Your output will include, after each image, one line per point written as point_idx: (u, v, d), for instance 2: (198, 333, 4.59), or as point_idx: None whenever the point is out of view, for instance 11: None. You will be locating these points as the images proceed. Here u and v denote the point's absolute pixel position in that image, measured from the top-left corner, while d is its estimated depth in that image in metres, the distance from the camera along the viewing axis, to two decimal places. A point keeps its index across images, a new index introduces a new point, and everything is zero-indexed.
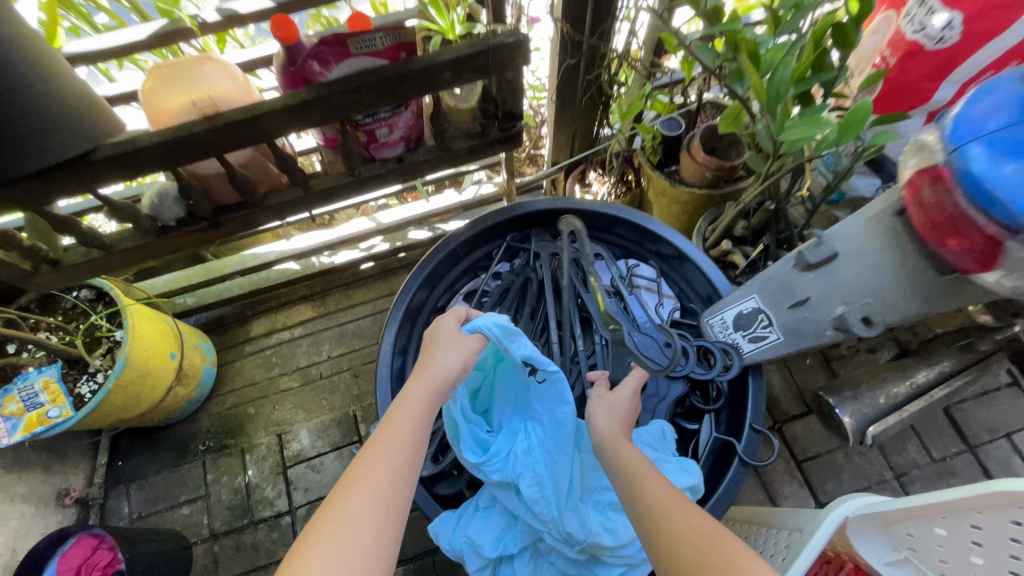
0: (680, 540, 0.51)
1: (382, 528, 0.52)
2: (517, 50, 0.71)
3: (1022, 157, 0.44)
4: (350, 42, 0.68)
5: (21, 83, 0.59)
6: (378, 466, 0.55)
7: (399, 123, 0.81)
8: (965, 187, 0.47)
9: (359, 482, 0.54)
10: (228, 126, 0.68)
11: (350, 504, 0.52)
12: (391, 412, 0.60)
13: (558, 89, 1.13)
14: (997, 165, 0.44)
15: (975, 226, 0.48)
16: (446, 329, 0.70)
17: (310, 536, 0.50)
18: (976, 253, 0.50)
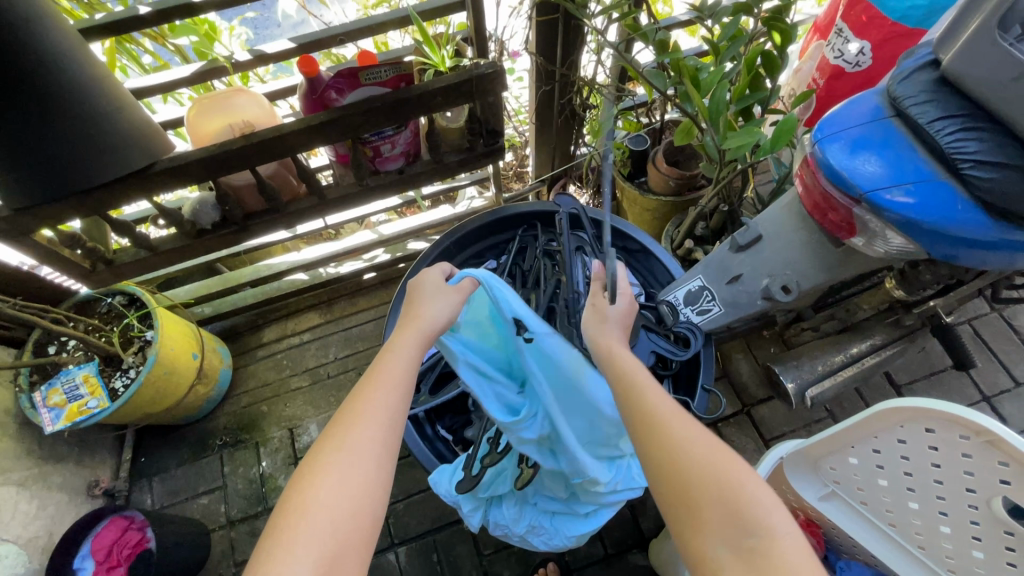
0: (677, 449, 0.55)
1: (376, 451, 0.60)
2: (496, 79, 0.87)
3: (863, 149, 0.62)
4: (361, 74, 0.85)
5: (104, 111, 0.75)
6: (370, 400, 0.63)
7: (400, 140, 0.97)
8: (825, 172, 0.64)
9: (354, 414, 0.62)
10: (261, 143, 0.83)
11: (347, 433, 0.60)
12: (381, 357, 0.69)
13: (537, 113, 1.30)
14: (846, 155, 0.62)
15: (836, 200, 0.65)
16: (430, 285, 0.80)
17: (314, 459, 0.58)
18: (842, 222, 0.67)
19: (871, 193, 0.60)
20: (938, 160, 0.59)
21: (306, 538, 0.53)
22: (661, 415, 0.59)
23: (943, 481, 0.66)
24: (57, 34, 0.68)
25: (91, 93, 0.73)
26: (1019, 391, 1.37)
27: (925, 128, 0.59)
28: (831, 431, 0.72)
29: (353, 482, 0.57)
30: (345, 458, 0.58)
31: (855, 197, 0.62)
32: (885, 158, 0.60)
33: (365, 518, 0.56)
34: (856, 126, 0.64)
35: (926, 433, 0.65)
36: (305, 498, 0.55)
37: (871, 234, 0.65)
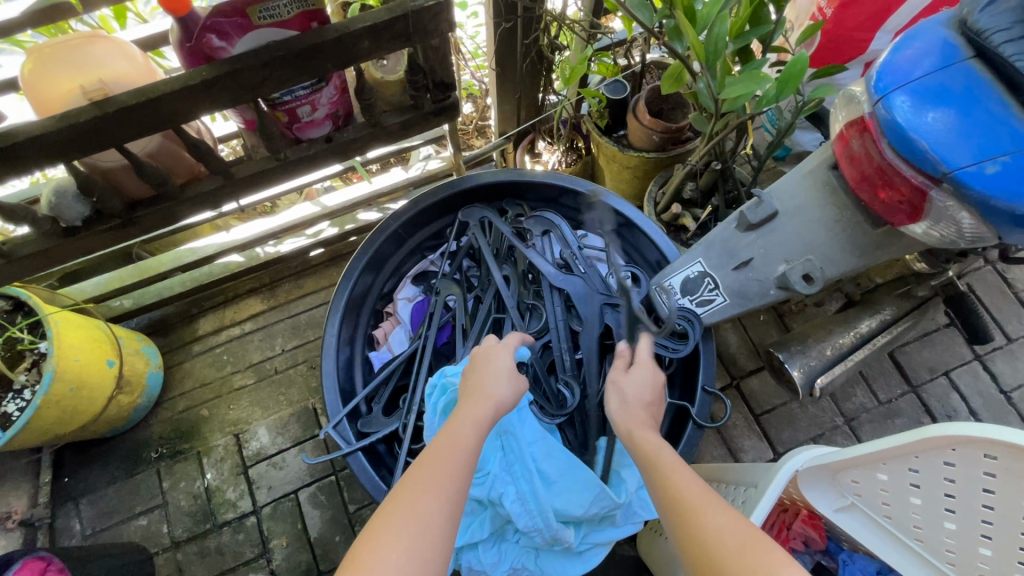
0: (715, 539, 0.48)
1: (444, 535, 0.50)
2: (441, 14, 0.66)
3: (942, 104, 0.46)
4: (252, 11, 0.62)
5: None
6: (444, 470, 0.53)
7: (322, 100, 0.76)
8: (890, 139, 0.49)
9: (423, 482, 0.52)
10: (122, 112, 0.61)
11: (413, 504, 0.50)
12: (453, 424, 0.59)
13: (497, 57, 1.08)
14: (919, 114, 0.46)
15: (903, 177, 0.50)
16: (496, 351, 0.69)
17: (381, 522, 0.49)
18: (905, 203, 0.52)
19: (960, 171, 0.44)
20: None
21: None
22: (696, 501, 0.52)
23: (993, 507, 0.56)
24: None
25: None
26: (1011, 348, 1.32)
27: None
28: (861, 450, 0.61)
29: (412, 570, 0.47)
30: (414, 528, 0.49)
31: (935, 176, 0.46)
32: (969, 118, 0.45)
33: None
34: (924, 72, 0.47)
35: (982, 458, 0.54)
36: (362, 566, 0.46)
37: (949, 223, 0.50)
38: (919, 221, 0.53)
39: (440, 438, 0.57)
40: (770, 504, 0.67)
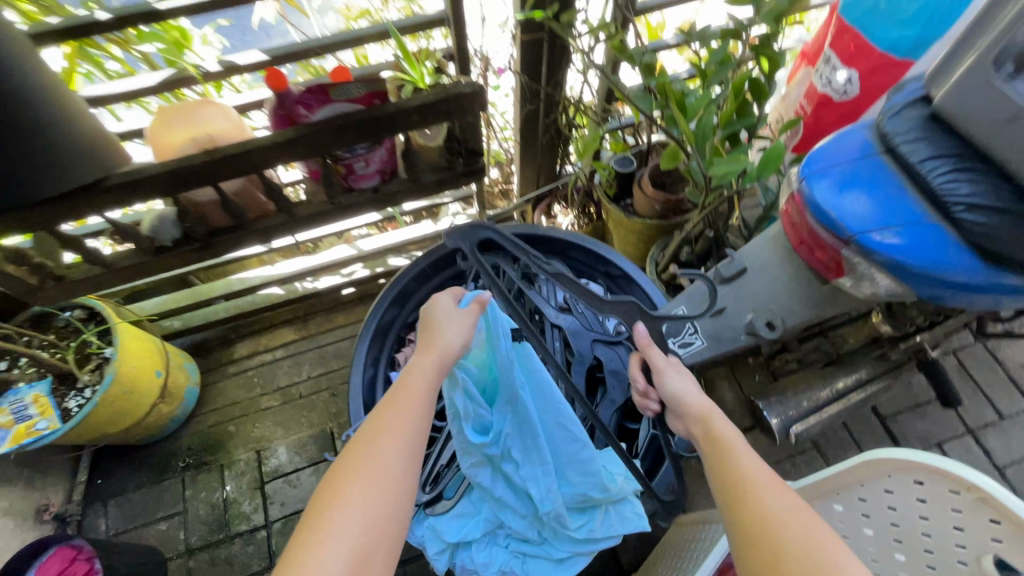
0: (778, 522, 0.53)
1: (401, 466, 0.58)
2: (476, 98, 0.84)
3: (851, 185, 0.59)
4: (331, 90, 0.80)
5: (50, 123, 0.71)
6: (402, 407, 0.63)
7: (374, 158, 0.93)
8: (812, 211, 0.61)
9: (380, 427, 0.61)
10: (223, 159, 0.79)
11: (371, 439, 0.59)
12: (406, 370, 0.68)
13: (522, 132, 1.27)
14: (833, 192, 0.59)
15: (824, 241, 0.62)
16: (447, 307, 0.76)
17: (349, 459, 0.58)
18: (828, 262, 0.64)
19: (861, 236, 0.57)
20: (930, 203, 0.57)
21: (326, 547, 0.52)
22: (760, 487, 0.56)
23: (931, 535, 0.63)
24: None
25: (32, 97, 0.68)
26: (1004, 425, 1.36)
27: (916, 167, 0.57)
28: (819, 475, 0.68)
29: (378, 496, 0.56)
30: (375, 464, 0.57)
31: (844, 239, 0.59)
32: (874, 198, 0.58)
33: (389, 532, 0.55)
34: (840, 162, 0.61)
35: (914, 484, 0.62)
36: (338, 496, 0.55)
37: (863, 276, 0.62)
38: (845, 277, 0.65)
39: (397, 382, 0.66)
40: None
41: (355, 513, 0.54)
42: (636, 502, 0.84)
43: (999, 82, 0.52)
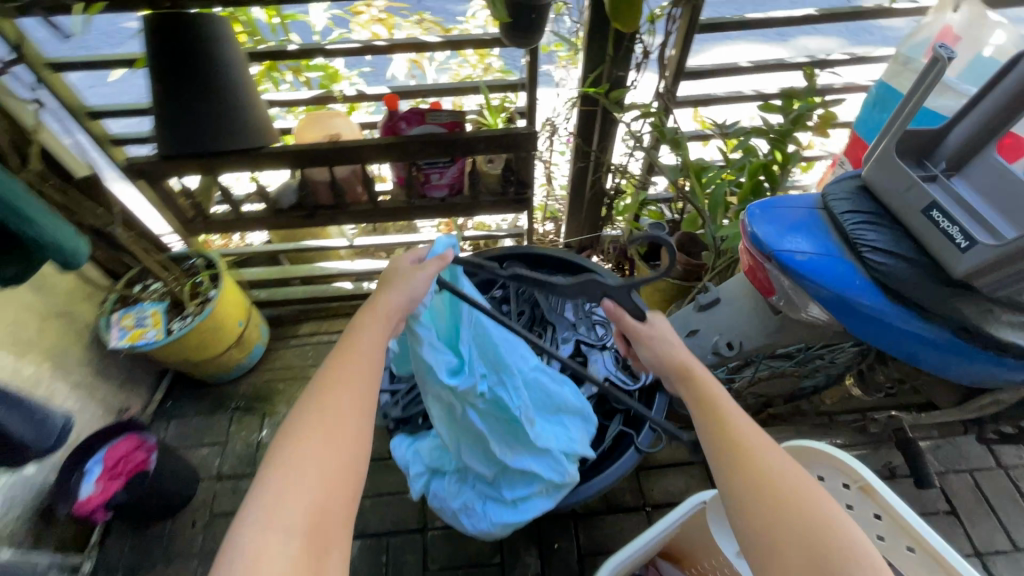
0: (774, 482, 0.55)
1: (355, 425, 0.57)
2: (530, 139, 1.10)
3: (777, 220, 0.78)
4: (427, 114, 1.11)
5: (243, 105, 1.03)
6: (349, 368, 0.60)
7: (448, 173, 1.19)
8: (747, 235, 0.79)
9: (328, 390, 0.58)
10: (342, 149, 1.08)
11: (316, 403, 0.57)
12: (355, 330, 0.65)
13: (573, 186, 1.52)
14: (763, 222, 0.78)
15: (755, 261, 0.79)
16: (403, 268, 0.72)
17: (303, 422, 0.55)
18: (761, 282, 0.80)
19: (778, 252, 0.74)
20: (846, 242, 0.74)
21: (277, 513, 0.50)
22: (756, 446, 0.57)
23: None
24: (228, 47, 0.98)
25: (235, 86, 1.01)
26: (1016, 555, 1.30)
27: (835, 216, 0.75)
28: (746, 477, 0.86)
29: (339, 459, 0.54)
30: (327, 424, 0.55)
31: (767, 254, 0.76)
32: (798, 232, 0.76)
33: (345, 487, 0.54)
34: (779, 206, 0.80)
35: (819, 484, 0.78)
36: (295, 458, 0.53)
37: (789, 293, 0.78)
38: (774, 296, 0.80)
39: (345, 344, 0.63)
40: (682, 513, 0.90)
41: (305, 478, 0.52)
42: (568, 421, 0.97)
43: (895, 155, 0.70)
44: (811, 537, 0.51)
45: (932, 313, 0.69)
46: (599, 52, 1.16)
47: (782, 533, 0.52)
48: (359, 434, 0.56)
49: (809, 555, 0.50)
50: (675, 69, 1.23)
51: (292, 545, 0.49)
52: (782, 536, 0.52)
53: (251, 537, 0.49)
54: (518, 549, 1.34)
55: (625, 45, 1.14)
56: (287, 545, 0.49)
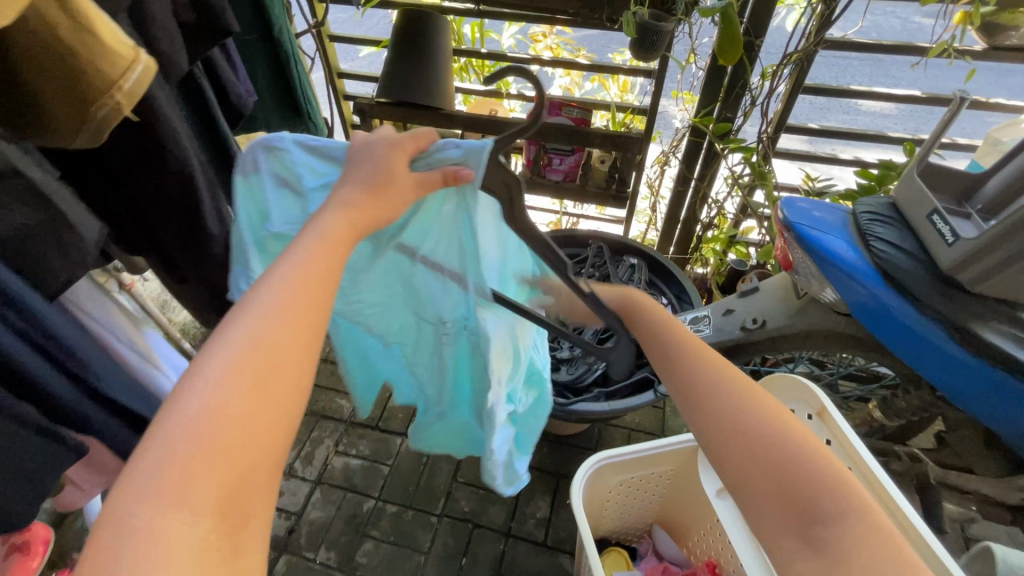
0: (737, 420, 0.52)
1: (293, 368, 0.43)
2: (638, 142, 1.39)
3: (806, 208, 0.95)
4: (564, 109, 1.46)
5: (441, 79, 1.47)
6: (289, 296, 0.45)
7: (567, 161, 1.52)
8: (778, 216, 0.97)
9: (249, 328, 0.43)
10: (496, 122, 1.46)
11: (231, 340, 0.42)
12: (296, 251, 0.49)
13: (671, 209, 1.76)
14: (794, 207, 0.95)
15: (782, 237, 0.97)
16: (373, 172, 0.56)
17: (210, 371, 0.40)
18: (783, 256, 0.99)
19: (796, 224, 0.92)
20: (861, 238, 0.90)
21: (187, 482, 0.36)
22: (727, 377, 0.55)
23: None
24: (444, 38, 1.44)
25: (439, 61, 1.45)
26: None
27: (858, 215, 0.92)
28: None
29: (267, 415, 0.40)
30: (249, 369, 0.41)
31: (788, 227, 0.94)
32: (821, 224, 0.92)
33: (270, 446, 0.40)
34: (813, 202, 0.97)
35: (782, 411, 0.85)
36: (195, 417, 0.38)
37: (804, 269, 0.95)
38: (791, 271, 0.98)
39: (277, 268, 0.47)
40: (671, 445, 1.03)
41: (223, 438, 0.38)
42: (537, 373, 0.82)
43: (916, 176, 0.87)
44: (788, 478, 0.49)
45: (923, 305, 0.83)
46: (713, 93, 1.42)
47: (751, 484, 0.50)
48: (297, 380, 0.43)
49: (796, 507, 0.48)
50: (777, 121, 1.45)
51: (201, 521, 0.35)
52: (755, 471, 0.50)
53: (151, 514, 0.34)
54: (533, 492, 1.52)
55: (736, 91, 1.39)
56: (197, 525, 0.35)
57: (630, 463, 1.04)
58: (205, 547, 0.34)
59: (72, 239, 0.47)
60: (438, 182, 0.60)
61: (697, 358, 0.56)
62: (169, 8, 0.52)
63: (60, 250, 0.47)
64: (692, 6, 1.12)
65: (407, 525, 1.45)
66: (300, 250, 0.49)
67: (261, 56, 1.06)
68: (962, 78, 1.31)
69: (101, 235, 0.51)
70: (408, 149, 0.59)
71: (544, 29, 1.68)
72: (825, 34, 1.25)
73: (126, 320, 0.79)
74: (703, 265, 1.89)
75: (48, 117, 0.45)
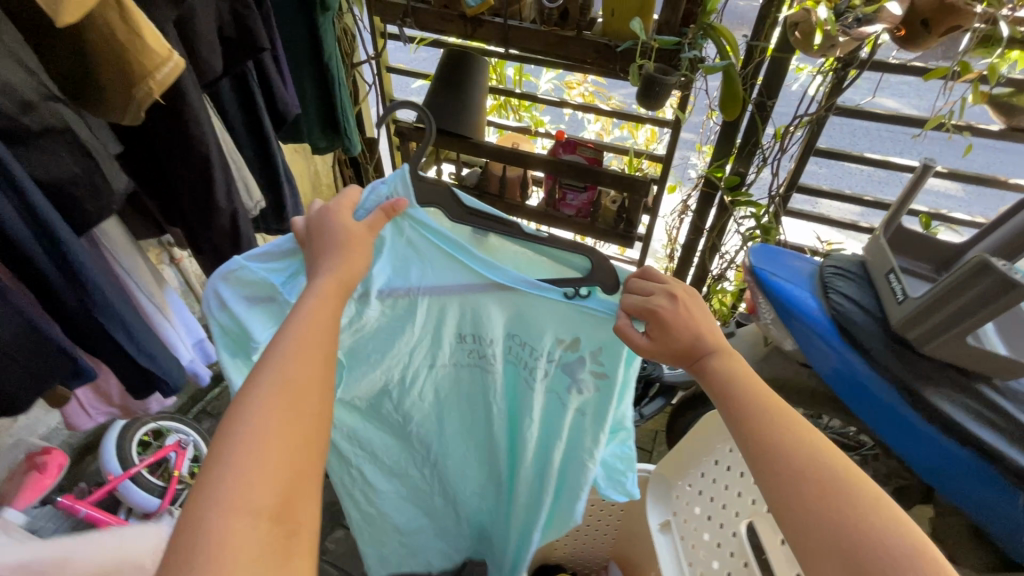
0: (799, 475, 0.50)
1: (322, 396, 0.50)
2: (644, 186, 1.46)
3: (775, 260, 0.99)
4: (579, 146, 1.56)
5: (478, 112, 1.63)
6: (300, 345, 0.51)
7: (579, 197, 1.62)
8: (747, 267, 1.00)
9: (274, 372, 0.49)
10: (518, 152, 1.57)
11: (263, 385, 0.48)
12: (298, 309, 0.54)
13: (682, 258, 1.79)
14: (763, 257, 0.99)
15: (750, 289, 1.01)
16: (328, 237, 0.60)
17: (249, 414, 0.46)
18: (751, 304, 1.03)
19: (758, 268, 0.97)
20: (823, 289, 0.94)
21: (252, 487, 0.42)
22: (785, 430, 0.53)
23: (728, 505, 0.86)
24: (484, 75, 1.59)
25: (473, 95, 1.59)
26: None
27: (828, 270, 0.96)
28: (681, 452, 0.98)
29: (308, 436, 0.47)
30: (285, 404, 0.47)
31: (752, 274, 0.98)
32: (798, 284, 0.96)
33: (313, 459, 0.47)
34: (786, 253, 1.01)
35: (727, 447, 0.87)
36: (243, 452, 0.44)
37: (766, 315, 0.98)
38: (756, 316, 1.01)
39: (289, 324, 0.53)
40: None
41: (277, 451, 0.45)
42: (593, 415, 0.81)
43: (882, 237, 0.91)
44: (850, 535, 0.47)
45: (876, 362, 0.86)
46: (727, 148, 1.45)
47: (805, 530, 0.48)
48: (325, 405, 0.50)
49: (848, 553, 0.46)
50: (789, 181, 1.49)
51: (263, 521, 0.42)
52: (822, 532, 0.47)
53: (222, 518, 0.41)
54: None
55: (749, 147, 1.43)
56: (260, 525, 0.41)
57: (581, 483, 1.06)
58: (268, 541, 0.41)
59: (104, 188, 0.63)
60: (382, 221, 0.63)
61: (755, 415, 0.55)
62: (211, 24, 0.69)
63: (95, 195, 0.62)
64: (697, 64, 1.21)
65: None
66: (297, 313, 0.54)
67: (312, 76, 1.25)
68: (961, 153, 1.37)
69: (127, 188, 0.66)
70: (344, 207, 0.63)
71: (579, 77, 1.82)
72: (837, 100, 1.30)
73: (151, 273, 0.94)
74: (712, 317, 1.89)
75: (108, 98, 0.59)
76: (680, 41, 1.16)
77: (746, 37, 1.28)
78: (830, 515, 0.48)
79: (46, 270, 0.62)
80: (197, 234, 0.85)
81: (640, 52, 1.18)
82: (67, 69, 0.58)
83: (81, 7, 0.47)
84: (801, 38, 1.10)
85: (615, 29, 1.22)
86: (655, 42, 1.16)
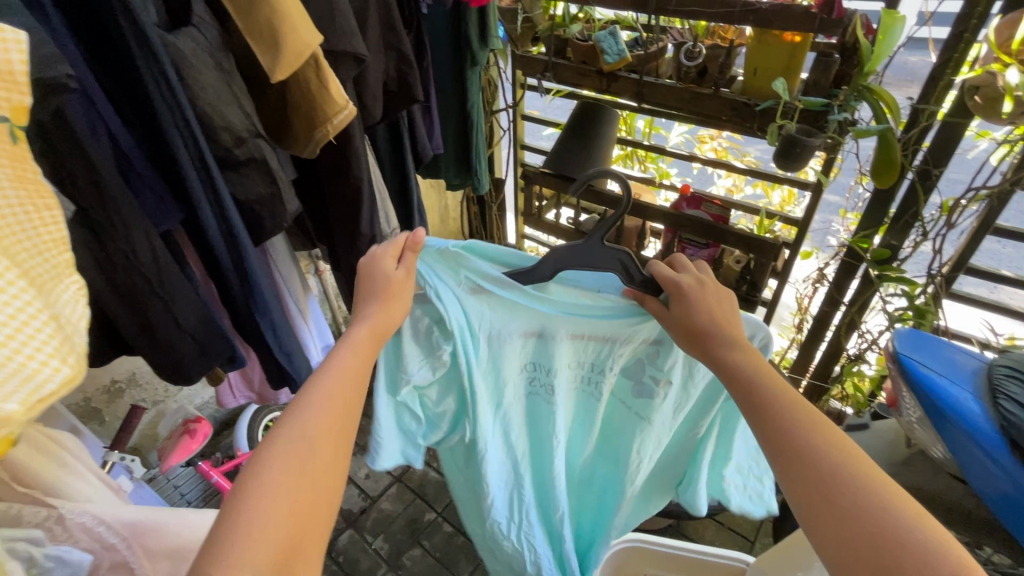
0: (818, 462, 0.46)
1: (328, 462, 0.49)
2: (772, 248, 1.36)
3: (922, 347, 0.89)
4: (704, 203, 1.53)
5: (605, 161, 1.66)
6: (322, 405, 0.52)
7: (699, 253, 1.56)
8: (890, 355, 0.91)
9: (288, 433, 0.49)
10: (638, 204, 1.57)
11: (278, 445, 0.48)
12: (327, 367, 0.55)
13: (812, 331, 1.62)
14: (911, 344, 0.89)
15: (890, 382, 0.93)
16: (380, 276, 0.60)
17: (256, 478, 0.46)
18: (892, 395, 0.93)
19: (903, 355, 0.87)
20: (990, 392, 0.81)
21: (257, 542, 0.42)
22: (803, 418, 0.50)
23: None
24: (612, 126, 1.63)
25: (601, 146, 1.62)
26: None
27: (994, 365, 0.84)
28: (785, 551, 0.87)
29: (310, 502, 0.47)
30: (292, 466, 0.47)
31: (897, 360, 0.89)
32: (957, 383, 0.83)
33: (312, 525, 0.46)
34: (945, 343, 0.90)
35: None
36: (243, 515, 0.43)
37: (911, 410, 0.89)
38: (899, 410, 0.92)
39: (312, 386, 0.53)
40: (715, 556, 0.95)
41: (292, 501, 0.46)
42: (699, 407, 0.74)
43: None
44: (872, 530, 0.43)
45: None
46: (877, 218, 1.30)
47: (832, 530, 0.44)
48: (334, 468, 0.50)
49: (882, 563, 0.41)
50: (955, 260, 1.29)
51: None
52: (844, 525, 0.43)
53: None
54: None
55: (905, 220, 1.27)
56: None
57: (665, 558, 0.98)
58: None
59: (280, 210, 0.75)
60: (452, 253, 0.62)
61: (773, 404, 0.51)
62: (378, 80, 0.82)
63: (273, 214, 0.75)
64: (846, 127, 1.12)
65: (455, 549, 1.50)
66: (327, 367, 0.55)
67: (454, 121, 1.38)
68: None
69: (297, 211, 0.78)
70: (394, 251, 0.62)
71: (712, 132, 1.79)
72: None
73: (300, 280, 1.09)
74: (844, 401, 1.68)
75: (296, 136, 0.72)
76: (829, 103, 1.10)
77: (910, 99, 1.15)
78: (859, 525, 0.43)
79: (226, 271, 0.75)
80: (343, 253, 0.97)
81: (782, 112, 1.12)
82: (271, 114, 0.73)
83: (290, 67, 0.60)
84: (983, 104, 0.97)
85: (756, 88, 1.19)
86: (799, 103, 1.10)
